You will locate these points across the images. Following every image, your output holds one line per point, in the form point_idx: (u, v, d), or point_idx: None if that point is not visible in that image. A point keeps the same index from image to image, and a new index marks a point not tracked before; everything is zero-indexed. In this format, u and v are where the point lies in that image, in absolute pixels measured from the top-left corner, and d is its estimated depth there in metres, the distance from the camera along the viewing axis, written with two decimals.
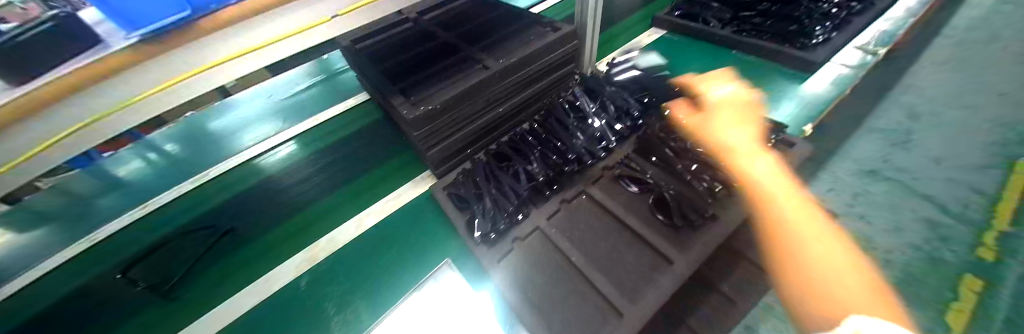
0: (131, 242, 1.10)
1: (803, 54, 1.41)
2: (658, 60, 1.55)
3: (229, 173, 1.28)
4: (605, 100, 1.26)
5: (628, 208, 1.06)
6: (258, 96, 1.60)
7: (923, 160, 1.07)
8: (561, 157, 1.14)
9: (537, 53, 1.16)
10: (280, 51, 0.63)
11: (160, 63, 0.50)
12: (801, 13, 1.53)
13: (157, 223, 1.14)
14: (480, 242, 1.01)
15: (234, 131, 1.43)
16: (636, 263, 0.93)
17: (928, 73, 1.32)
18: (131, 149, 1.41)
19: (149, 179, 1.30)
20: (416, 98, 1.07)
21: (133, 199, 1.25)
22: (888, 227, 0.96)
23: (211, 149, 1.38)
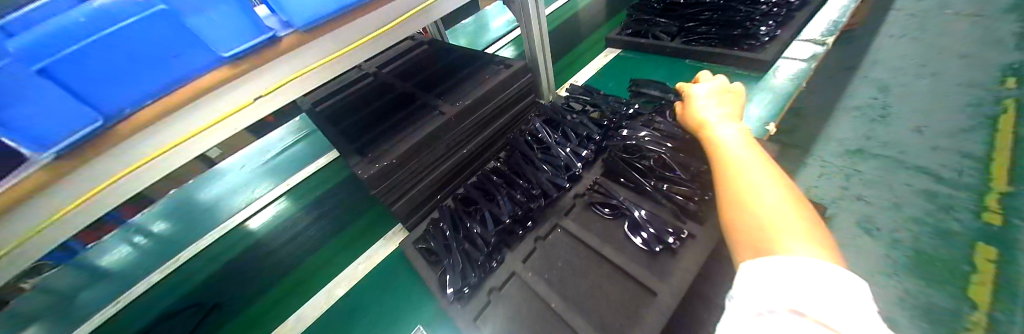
0: (123, 330, 1.11)
1: (749, 55, 1.23)
2: (619, 80, 1.41)
3: (212, 245, 1.33)
4: (566, 128, 1.12)
5: (606, 238, 0.88)
6: (240, 162, 1.76)
7: (892, 164, 1.04)
8: (525, 195, 0.98)
9: (494, 91, 1.14)
10: (210, 138, 0.59)
11: (89, 171, 0.50)
12: (768, 7, 1.34)
13: (149, 308, 1.16)
14: (453, 300, 0.86)
15: (223, 200, 1.54)
16: (620, 316, 0.73)
17: (887, 51, 1.38)
18: (117, 236, 1.50)
19: (143, 257, 1.38)
20: (374, 154, 0.99)
21: (145, 267, 1.32)
22: (886, 204, 0.97)
23: (212, 214, 1.48)
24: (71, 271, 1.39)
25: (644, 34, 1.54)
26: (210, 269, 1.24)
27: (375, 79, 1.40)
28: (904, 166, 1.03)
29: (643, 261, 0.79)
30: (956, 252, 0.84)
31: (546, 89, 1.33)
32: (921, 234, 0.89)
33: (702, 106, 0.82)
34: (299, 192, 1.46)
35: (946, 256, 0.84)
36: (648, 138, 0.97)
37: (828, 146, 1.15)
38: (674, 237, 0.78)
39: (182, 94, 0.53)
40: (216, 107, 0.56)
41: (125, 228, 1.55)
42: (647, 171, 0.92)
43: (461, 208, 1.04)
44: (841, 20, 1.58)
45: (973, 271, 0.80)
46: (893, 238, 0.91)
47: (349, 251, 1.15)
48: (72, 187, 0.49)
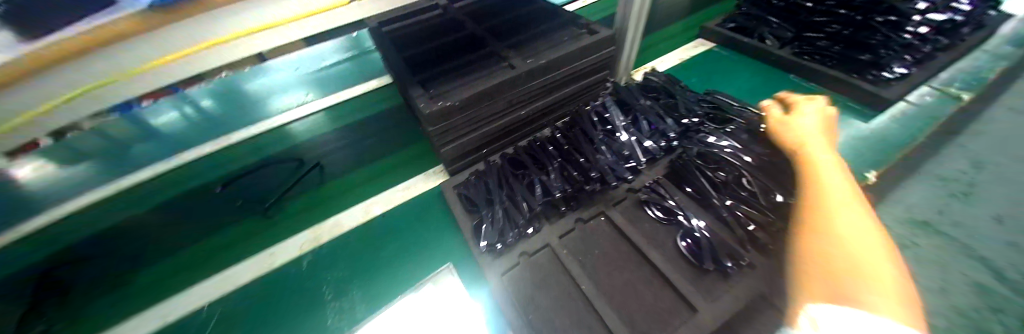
0: (162, 189, 1.19)
1: (873, 88, 1.08)
2: (709, 76, 1.29)
3: (254, 137, 1.37)
4: (639, 114, 1.03)
5: (652, 240, 0.84)
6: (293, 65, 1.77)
7: (939, 239, 0.94)
8: (581, 175, 0.92)
9: (570, 56, 1.04)
10: (271, 42, 0.54)
11: (174, 33, 0.45)
12: (912, 39, 1.12)
13: (189, 176, 1.23)
14: (484, 251, 0.87)
15: (271, 97, 1.56)
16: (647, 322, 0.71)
17: (1010, 122, 1.16)
18: (172, 102, 1.58)
19: (189, 129, 1.44)
20: (435, 92, 0.95)
21: (195, 139, 1.39)
22: (933, 286, 0.87)
23: (258, 108, 1.51)
24: (130, 123, 1.49)
25: (750, 32, 1.40)
26: (244, 162, 1.26)
27: (445, 13, 1.31)
28: (964, 252, 0.91)
29: (688, 276, 0.76)
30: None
31: (622, 68, 1.22)
32: (956, 324, 0.81)
33: (805, 123, 0.72)
34: (341, 111, 1.45)
35: None
36: (729, 150, 0.89)
37: (895, 208, 1.00)
38: (732, 262, 0.74)
39: None
40: (302, 3, 0.52)
41: (180, 98, 1.61)
42: (720, 186, 0.85)
43: (509, 168, 1.00)
44: (984, 76, 1.29)
45: None
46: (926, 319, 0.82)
47: (378, 181, 1.15)
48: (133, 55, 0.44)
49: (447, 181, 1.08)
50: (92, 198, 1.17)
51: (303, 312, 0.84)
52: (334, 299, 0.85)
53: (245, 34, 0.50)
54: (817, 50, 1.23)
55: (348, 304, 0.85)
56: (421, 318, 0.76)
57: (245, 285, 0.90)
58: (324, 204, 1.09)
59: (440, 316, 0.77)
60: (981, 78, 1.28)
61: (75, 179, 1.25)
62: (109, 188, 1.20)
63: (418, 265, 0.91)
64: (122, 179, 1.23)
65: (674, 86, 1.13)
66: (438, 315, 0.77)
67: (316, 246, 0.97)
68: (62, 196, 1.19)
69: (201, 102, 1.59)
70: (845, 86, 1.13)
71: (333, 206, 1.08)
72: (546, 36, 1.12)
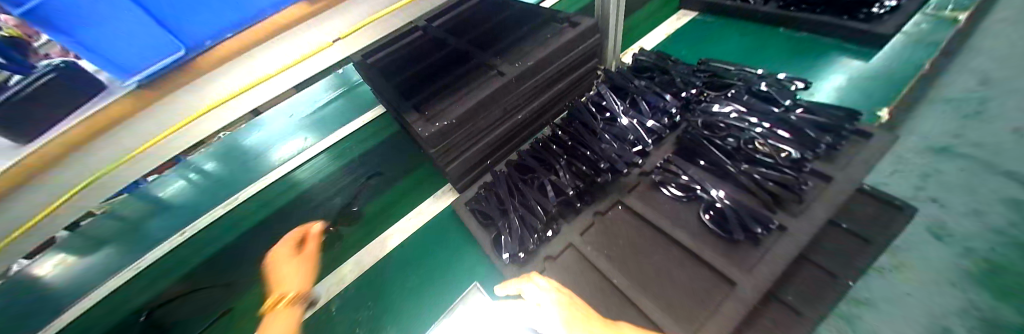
0: (174, 266, 1.19)
1: (865, 26, 1.13)
2: (699, 46, 1.34)
3: (253, 199, 1.34)
4: (635, 96, 1.02)
5: (673, 219, 0.83)
6: (274, 116, 1.71)
7: (976, 169, 0.85)
8: (591, 167, 0.91)
9: (554, 54, 1.02)
10: (244, 107, 0.52)
11: (149, 119, 0.44)
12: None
13: (199, 247, 1.23)
14: (508, 262, 0.86)
15: (263, 152, 1.54)
16: (688, 316, 0.68)
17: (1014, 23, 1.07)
18: (175, 172, 1.55)
19: (189, 198, 1.44)
20: (431, 114, 0.94)
21: (198, 203, 1.40)
22: (964, 211, 0.80)
23: (255, 164, 1.50)
24: (134, 200, 1.46)
25: None
26: (262, 215, 1.28)
27: (424, 33, 1.28)
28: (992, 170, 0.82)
29: (720, 248, 0.75)
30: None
31: (609, 53, 1.18)
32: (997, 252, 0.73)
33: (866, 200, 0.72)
34: (337, 152, 1.44)
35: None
36: (737, 115, 0.90)
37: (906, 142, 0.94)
38: (762, 227, 0.72)
39: (245, 37, 0.46)
40: (283, 58, 0.49)
41: (183, 163, 1.60)
42: (733, 152, 0.85)
43: (516, 175, 0.99)
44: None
45: None
46: (965, 246, 0.76)
47: (391, 212, 1.15)
48: (104, 157, 0.43)
49: (457, 198, 1.08)
50: (100, 293, 1.15)
51: None
52: None
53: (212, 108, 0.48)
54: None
55: None
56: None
57: None
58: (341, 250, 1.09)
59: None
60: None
61: (90, 262, 1.24)
62: (102, 282, 1.18)
63: (445, 289, 0.91)
64: (139, 259, 1.24)
65: (668, 60, 1.12)
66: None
67: (345, 286, 0.98)
68: (84, 280, 1.19)
69: (203, 165, 1.57)
70: (837, 28, 1.18)
71: (343, 252, 1.08)
72: (529, 36, 1.09)
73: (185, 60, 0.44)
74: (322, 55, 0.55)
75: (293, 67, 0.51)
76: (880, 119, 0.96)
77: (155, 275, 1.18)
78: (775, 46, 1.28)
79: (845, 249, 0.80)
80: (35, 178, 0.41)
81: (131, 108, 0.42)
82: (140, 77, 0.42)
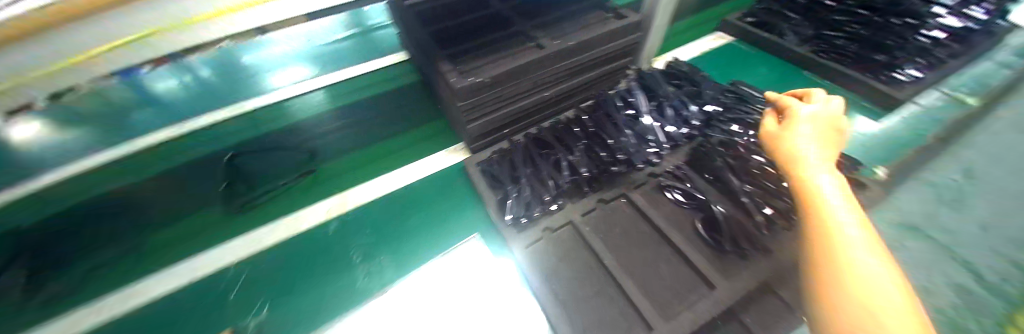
0: (162, 159, 1.16)
1: (878, 85, 1.21)
2: (729, 70, 1.39)
3: (259, 111, 1.33)
4: (662, 100, 1.06)
5: (670, 221, 0.89)
6: (285, 41, 1.67)
7: (938, 249, 0.92)
8: (608, 156, 0.95)
9: (597, 41, 1.04)
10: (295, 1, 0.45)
11: None
12: (927, 44, 1.26)
13: (193, 145, 1.20)
14: (510, 224, 0.90)
15: (267, 72, 1.51)
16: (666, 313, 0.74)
17: (1002, 126, 1.16)
18: (168, 68, 1.53)
19: (181, 97, 1.41)
20: (467, 69, 0.94)
21: (192, 108, 1.36)
22: (917, 285, 0.87)
23: (257, 82, 1.46)
24: (124, 90, 1.43)
25: (771, 29, 1.51)
26: (266, 128, 1.27)
27: None
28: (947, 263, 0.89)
29: (705, 253, 0.81)
30: None
31: (644, 55, 1.23)
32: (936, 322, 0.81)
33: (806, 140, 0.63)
34: (349, 87, 1.42)
35: None
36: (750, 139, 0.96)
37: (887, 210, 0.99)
38: (750, 245, 0.79)
39: None
40: None
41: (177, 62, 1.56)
42: (739, 172, 0.90)
43: (535, 148, 1.02)
44: (989, 82, 1.28)
45: None
46: None
47: (399, 155, 1.18)
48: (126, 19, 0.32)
49: (469, 157, 1.11)
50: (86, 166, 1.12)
51: (334, 274, 0.88)
52: (361, 263, 0.90)
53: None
54: (835, 49, 1.34)
55: (376, 269, 0.89)
56: (445, 285, 0.83)
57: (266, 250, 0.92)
58: (338, 180, 1.10)
59: (466, 284, 0.83)
60: (987, 83, 1.28)
61: (90, 138, 1.24)
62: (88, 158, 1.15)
63: (444, 233, 0.96)
64: (132, 142, 1.21)
65: (699, 75, 1.16)
66: (461, 284, 0.83)
67: (343, 213, 1.01)
68: (80, 150, 1.19)
69: (199, 69, 1.54)
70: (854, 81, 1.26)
71: (345, 180, 1.10)
72: (575, 18, 1.10)
73: None
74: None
75: None
76: (877, 176, 0.98)
77: (141, 164, 1.14)
78: (798, 83, 1.35)
79: None
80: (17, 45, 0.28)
81: None
82: None
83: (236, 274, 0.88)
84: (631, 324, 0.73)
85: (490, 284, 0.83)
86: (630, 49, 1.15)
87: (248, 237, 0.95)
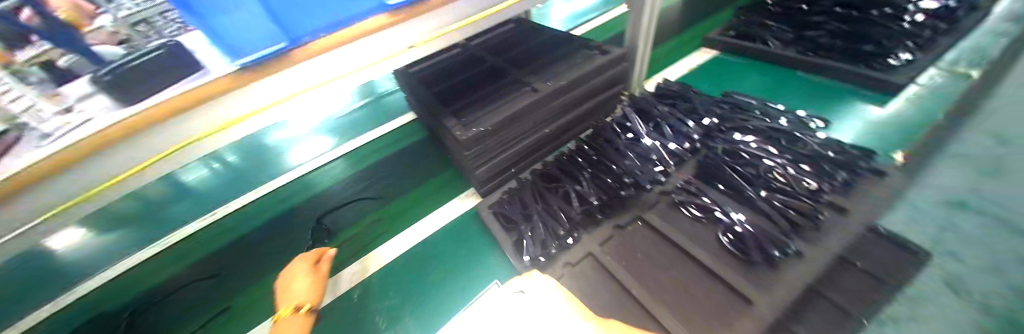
0: (200, 245, 1.24)
1: (876, 74, 1.23)
2: (721, 81, 1.45)
3: (280, 189, 1.41)
4: (659, 120, 1.09)
5: (692, 239, 0.86)
6: (302, 120, 1.79)
7: None
8: (615, 181, 0.97)
9: (586, 76, 1.10)
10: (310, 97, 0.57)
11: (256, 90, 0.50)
12: (906, 29, 1.32)
13: (225, 228, 1.28)
14: (528, 265, 0.90)
15: (283, 151, 1.61)
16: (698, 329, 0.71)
17: None
18: (200, 161, 1.66)
19: (211, 184, 1.53)
20: (469, 120, 1.01)
21: (225, 194, 1.45)
22: None
23: (277, 162, 1.56)
24: (163, 184, 1.56)
25: (753, 37, 1.56)
26: (288, 203, 1.34)
27: (463, 50, 1.37)
28: None
29: (737, 268, 0.77)
30: None
31: (634, 79, 1.27)
32: None
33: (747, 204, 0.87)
34: (362, 154, 1.51)
35: None
36: (756, 145, 0.96)
37: None
38: (779, 250, 0.76)
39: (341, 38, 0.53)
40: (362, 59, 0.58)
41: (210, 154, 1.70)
42: (753, 179, 0.89)
43: (542, 184, 1.05)
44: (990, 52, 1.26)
45: None
46: None
47: (414, 210, 1.21)
48: (186, 127, 0.49)
49: (480, 202, 1.13)
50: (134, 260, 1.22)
51: None
52: (389, 325, 0.90)
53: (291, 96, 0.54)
54: (817, 48, 1.40)
55: (403, 329, 0.89)
56: None
57: None
58: (360, 245, 1.12)
59: None
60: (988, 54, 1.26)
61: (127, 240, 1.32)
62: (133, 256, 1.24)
63: (473, 272, 0.99)
64: (172, 234, 1.30)
65: (691, 90, 1.20)
66: None
67: (368, 277, 1.03)
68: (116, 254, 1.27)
69: (227, 157, 1.67)
70: (850, 74, 1.28)
71: (368, 242, 1.14)
72: (563, 60, 1.17)
73: (286, 51, 0.50)
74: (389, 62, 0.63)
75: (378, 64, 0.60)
76: (897, 161, 0.99)
77: (179, 254, 1.22)
78: (793, 83, 1.38)
79: None
80: (136, 138, 0.46)
81: (225, 87, 0.48)
82: (250, 61, 0.48)
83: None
84: None
85: None
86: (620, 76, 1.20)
87: None
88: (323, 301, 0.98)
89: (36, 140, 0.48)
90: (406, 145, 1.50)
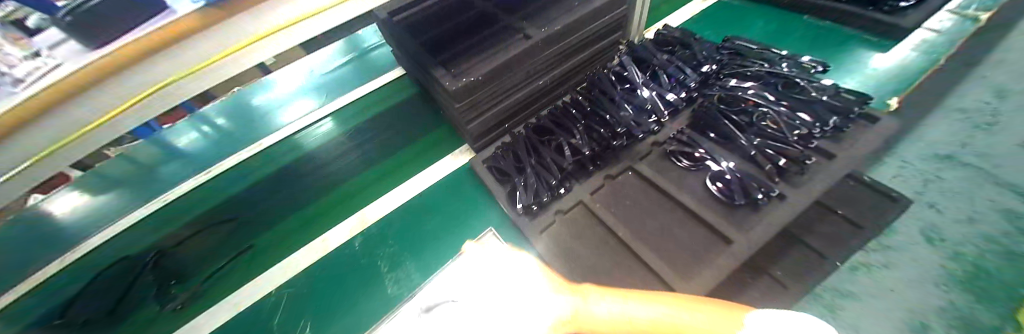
0: (197, 205, 1.25)
1: (886, 18, 1.17)
2: (728, 27, 1.38)
3: (271, 148, 1.40)
4: (657, 68, 1.05)
5: (680, 186, 0.88)
6: (288, 78, 1.73)
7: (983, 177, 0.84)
8: (608, 131, 0.96)
9: (582, 21, 1.04)
10: (291, 39, 0.54)
11: (231, 25, 0.46)
12: None
13: (221, 187, 1.29)
14: (521, 213, 0.92)
15: (271, 111, 1.58)
16: (676, 265, 0.76)
17: None
18: (187, 122, 1.62)
19: (201, 146, 1.51)
20: (458, 70, 0.97)
21: (210, 156, 1.44)
22: (960, 216, 0.82)
23: (266, 122, 1.53)
24: (153, 148, 1.54)
25: None
26: (279, 163, 1.33)
27: None
28: (996, 180, 0.82)
29: (722, 212, 0.80)
30: None
31: (633, 27, 1.21)
32: (990, 252, 0.76)
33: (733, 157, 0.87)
34: (353, 112, 1.47)
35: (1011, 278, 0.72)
36: (754, 91, 0.94)
37: (913, 146, 0.96)
38: (763, 194, 0.78)
39: None
40: None
41: (195, 115, 1.66)
42: (745, 127, 0.89)
43: (535, 136, 1.04)
44: None
45: None
46: (955, 249, 0.78)
47: (408, 167, 1.21)
48: (157, 68, 0.45)
49: (475, 157, 1.13)
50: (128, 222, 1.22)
51: (366, 288, 0.93)
52: (390, 270, 0.94)
53: (268, 35, 0.50)
54: None
55: (403, 273, 0.94)
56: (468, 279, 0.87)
57: (301, 271, 0.99)
58: (355, 202, 1.14)
59: (491, 274, 0.82)
60: None
61: (118, 202, 1.33)
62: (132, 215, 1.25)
63: (465, 224, 1.01)
64: (165, 194, 1.30)
65: (692, 37, 1.14)
66: (485, 275, 0.84)
67: (366, 228, 1.05)
68: (112, 215, 1.28)
69: (214, 119, 1.63)
70: (860, 19, 1.22)
71: (363, 198, 1.15)
72: (558, 4, 1.10)
73: None
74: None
75: None
76: (889, 107, 1.04)
77: (176, 213, 1.23)
78: (800, 29, 1.32)
79: (831, 231, 0.86)
80: (98, 84, 0.42)
81: (195, 25, 0.43)
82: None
83: (280, 296, 0.95)
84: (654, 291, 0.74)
85: (512, 281, 0.84)
86: (617, 22, 1.14)
87: (287, 262, 1.02)
88: (326, 251, 1.02)
89: (6, 88, 0.43)
90: (397, 102, 1.46)
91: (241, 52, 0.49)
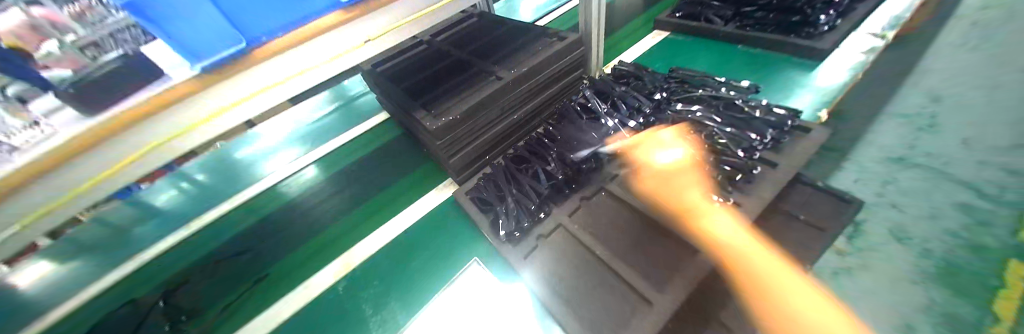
0: (178, 262, 1.23)
1: (808, 43, 1.35)
2: (677, 58, 1.55)
3: (256, 199, 1.42)
4: (617, 99, 1.18)
5: (648, 202, 0.95)
6: (273, 129, 1.80)
7: (939, 178, 0.93)
8: (577, 157, 1.04)
9: (547, 61, 1.18)
10: (275, 98, 0.60)
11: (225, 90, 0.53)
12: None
13: (202, 242, 1.28)
14: (504, 241, 0.96)
15: (256, 162, 1.62)
16: (652, 277, 0.81)
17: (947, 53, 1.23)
18: (169, 179, 1.64)
19: (181, 203, 1.51)
20: (437, 111, 1.06)
21: (193, 210, 1.45)
22: (922, 214, 0.87)
23: (250, 172, 1.57)
24: (133, 208, 1.53)
25: (699, 16, 1.69)
26: (263, 211, 1.34)
27: (428, 46, 1.41)
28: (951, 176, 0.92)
29: (687, 224, 0.87)
30: (989, 271, 0.75)
31: (593, 64, 1.36)
32: (955, 247, 0.80)
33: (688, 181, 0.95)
34: (337, 157, 1.52)
35: (974, 268, 0.76)
36: (702, 114, 1.05)
37: (867, 151, 1.04)
38: (719, 203, 0.85)
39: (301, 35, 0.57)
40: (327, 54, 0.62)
41: (179, 172, 1.69)
42: (697, 144, 0.98)
43: (513, 166, 1.12)
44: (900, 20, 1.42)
45: (1003, 286, 0.72)
46: (924, 246, 0.81)
47: (392, 206, 1.25)
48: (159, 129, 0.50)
49: (457, 190, 1.18)
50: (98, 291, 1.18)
51: (350, 331, 0.92)
52: (373, 313, 0.95)
53: (255, 96, 0.57)
54: (755, 21, 1.51)
55: (387, 315, 0.94)
56: (458, 316, 0.90)
57: (286, 319, 0.98)
58: (340, 245, 1.15)
59: (478, 313, 0.89)
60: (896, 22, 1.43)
61: (92, 266, 1.30)
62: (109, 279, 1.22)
63: (448, 255, 1.04)
64: (144, 254, 1.29)
65: (644, 69, 1.29)
66: (473, 314, 0.90)
67: (350, 270, 1.07)
68: (86, 280, 1.25)
69: (196, 174, 1.66)
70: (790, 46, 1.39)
71: (348, 240, 1.17)
72: (523, 49, 1.24)
73: (246, 52, 0.53)
74: (347, 57, 0.66)
75: (337, 59, 0.63)
76: (820, 119, 1.16)
77: (155, 273, 1.21)
78: (737, 56, 1.50)
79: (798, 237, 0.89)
80: (102, 146, 0.47)
81: (190, 90, 0.50)
82: (212, 63, 0.50)
83: None
84: (634, 305, 0.78)
85: (497, 312, 0.89)
86: (578, 61, 1.28)
87: (269, 313, 1.01)
88: (312, 297, 1.02)
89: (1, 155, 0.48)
90: (380, 144, 1.53)
91: (234, 109, 0.56)
